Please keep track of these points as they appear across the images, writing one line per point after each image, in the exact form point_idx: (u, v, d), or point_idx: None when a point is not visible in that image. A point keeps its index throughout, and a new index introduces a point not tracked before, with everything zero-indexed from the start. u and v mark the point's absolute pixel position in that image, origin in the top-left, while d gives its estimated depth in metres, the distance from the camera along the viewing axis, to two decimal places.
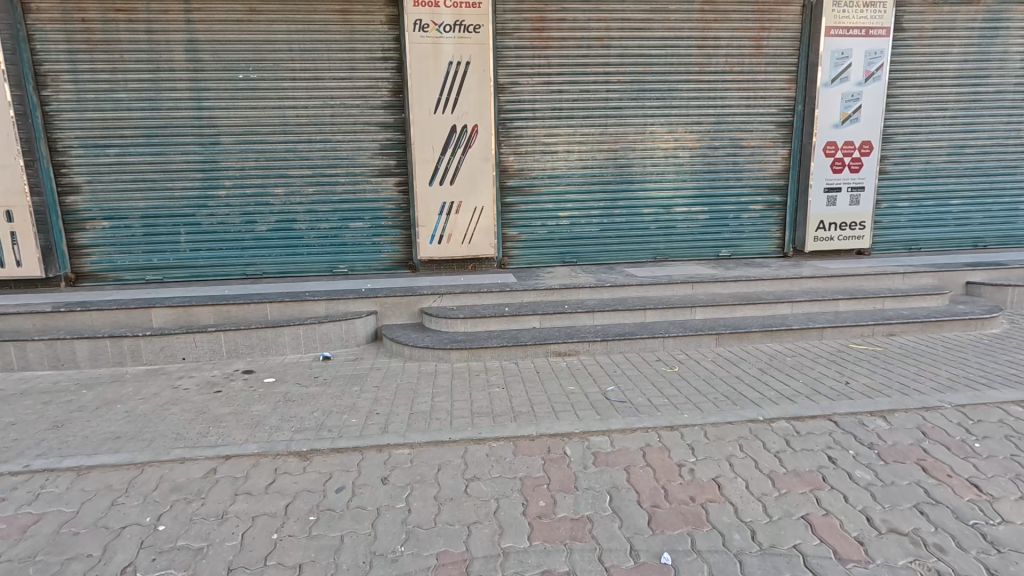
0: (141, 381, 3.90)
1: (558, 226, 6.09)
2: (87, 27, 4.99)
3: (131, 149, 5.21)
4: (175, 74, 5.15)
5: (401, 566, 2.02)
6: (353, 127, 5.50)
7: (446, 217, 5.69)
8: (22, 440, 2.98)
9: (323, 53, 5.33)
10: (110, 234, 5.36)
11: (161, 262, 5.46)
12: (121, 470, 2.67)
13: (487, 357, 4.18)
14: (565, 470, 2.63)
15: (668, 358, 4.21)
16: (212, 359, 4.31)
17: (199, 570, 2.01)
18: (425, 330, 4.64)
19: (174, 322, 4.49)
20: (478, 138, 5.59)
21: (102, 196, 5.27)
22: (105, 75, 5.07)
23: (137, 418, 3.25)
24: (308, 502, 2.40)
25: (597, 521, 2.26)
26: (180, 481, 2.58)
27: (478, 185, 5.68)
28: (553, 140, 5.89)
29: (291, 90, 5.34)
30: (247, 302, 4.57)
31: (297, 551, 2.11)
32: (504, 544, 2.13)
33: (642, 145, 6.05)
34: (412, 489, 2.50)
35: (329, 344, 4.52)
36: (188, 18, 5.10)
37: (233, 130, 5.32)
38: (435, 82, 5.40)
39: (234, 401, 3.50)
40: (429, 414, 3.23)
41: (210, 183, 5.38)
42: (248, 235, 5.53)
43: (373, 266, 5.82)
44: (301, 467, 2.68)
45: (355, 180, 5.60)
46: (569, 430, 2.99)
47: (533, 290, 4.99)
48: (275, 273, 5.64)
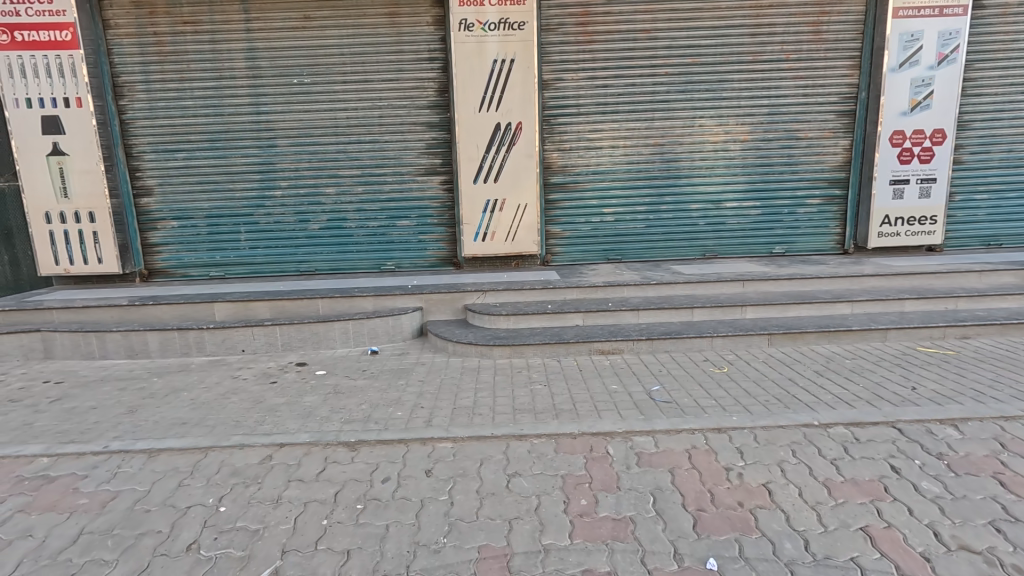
0: (205, 371, 4.15)
1: (602, 223, 6.02)
2: (158, 40, 5.34)
3: (197, 154, 5.55)
4: (235, 81, 5.44)
5: (444, 558, 2.07)
6: (400, 127, 5.63)
7: (491, 214, 5.73)
8: (102, 423, 3.25)
9: (371, 56, 5.48)
10: (178, 233, 5.73)
11: (223, 259, 5.79)
12: (187, 454, 2.86)
13: (529, 354, 4.18)
14: (607, 469, 2.61)
15: (716, 358, 4.07)
16: (268, 352, 4.54)
17: (255, 551, 2.13)
18: (469, 326, 4.70)
19: (234, 316, 4.75)
20: (522, 135, 5.60)
21: (171, 198, 5.64)
22: (174, 84, 5.42)
23: (201, 406, 3.47)
24: (356, 491, 2.49)
25: (640, 522, 2.23)
26: (239, 465, 2.73)
27: (521, 182, 5.68)
28: (597, 136, 5.82)
29: (342, 92, 5.52)
30: (301, 298, 4.77)
31: (345, 537, 2.19)
32: (545, 540, 2.14)
33: (690, 139, 5.87)
34: (455, 483, 2.54)
35: (376, 339, 4.65)
36: (248, 27, 5.37)
37: (288, 133, 5.56)
38: (480, 80, 5.44)
39: (288, 392, 3.67)
40: (472, 409, 3.27)
41: (267, 183, 5.65)
42: (302, 234, 5.77)
43: (419, 263, 5.94)
44: (349, 457, 2.78)
45: (403, 179, 5.73)
46: (612, 429, 2.95)
47: (576, 288, 4.95)
48: (326, 269, 5.87)
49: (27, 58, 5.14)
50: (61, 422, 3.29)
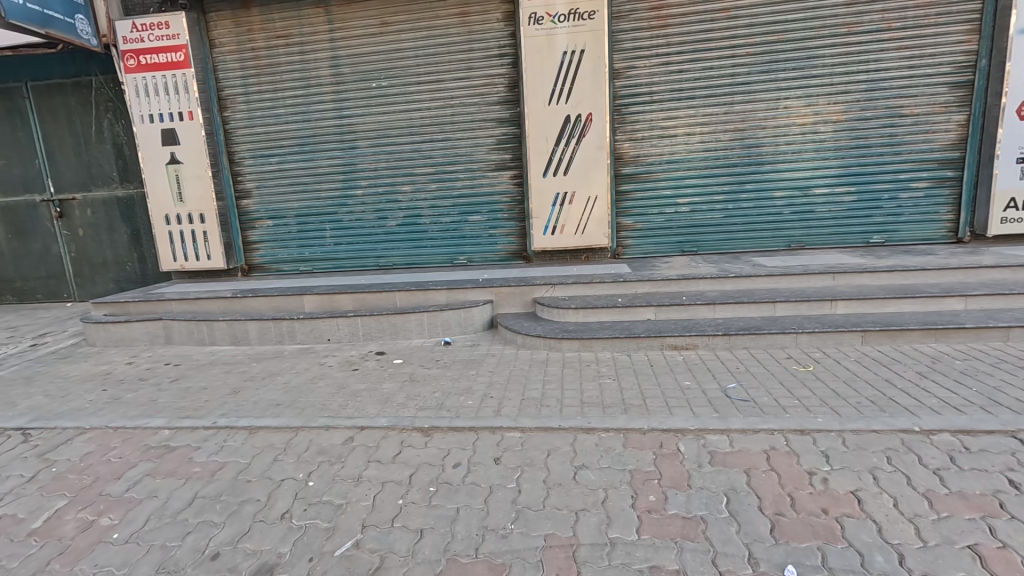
0: (296, 358, 4.52)
1: (676, 214, 5.80)
2: (256, 54, 5.84)
3: (288, 158, 6.02)
4: (321, 88, 5.83)
5: (511, 543, 2.12)
6: (471, 124, 5.76)
7: (561, 207, 5.71)
8: (211, 402, 3.65)
9: (444, 55, 5.64)
10: (272, 232, 6.26)
11: (311, 255, 6.25)
12: (282, 432, 3.14)
13: (599, 348, 4.14)
14: (677, 467, 2.53)
15: (801, 356, 3.81)
16: (351, 341, 4.85)
17: (339, 524, 2.31)
18: (538, 319, 4.73)
19: (321, 308, 5.11)
20: (592, 126, 5.52)
21: (267, 199, 6.16)
22: (269, 95, 5.91)
23: (293, 389, 3.79)
24: (428, 475, 2.61)
25: (712, 522, 2.16)
26: (325, 445, 2.96)
27: (592, 175, 5.62)
28: (671, 123, 5.61)
29: (417, 93, 5.74)
30: (379, 291, 5.04)
31: (419, 517, 2.32)
32: (611, 534, 2.13)
33: (774, 122, 5.50)
34: (523, 472, 2.59)
35: (449, 330, 4.82)
36: (333, 37, 5.72)
37: (368, 135, 5.88)
38: (549, 73, 5.44)
39: (368, 378, 3.92)
40: (540, 400, 3.31)
41: (349, 183, 6.01)
42: (381, 230, 6.09)
43: (490, 257, 6.06)
44: (423, 442, 2.92)
45: (474, 175, 5.87)
46: (683, 426, 2.86)
47: (648, 281, 4.82)
48: (403, 264, 6.15)
49: (150, 79, 5.82)
50: (178, 399, 3.74)
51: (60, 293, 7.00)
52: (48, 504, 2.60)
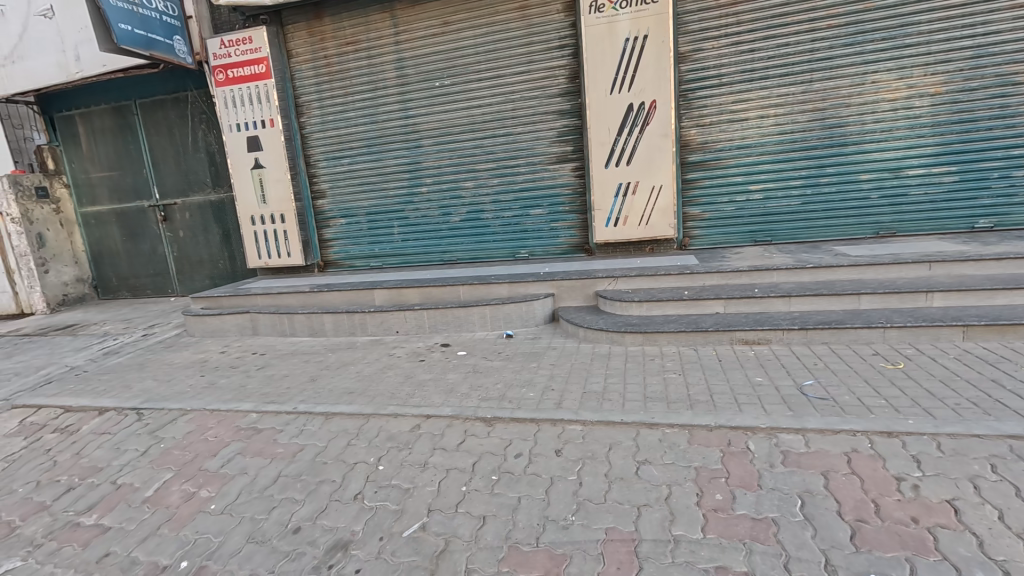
0: (367, 349, 4.76)
1: (748, 202, 5.51)
2: (328, 62, 6.16)
3: (358, 158, 6.32)
4: (388, 91, 6.06)
5: (572, 534, 2.14)
6: (532, 118, 5.76)
7: (623, 198, 5.60)
8: (292, 388, 3.93)
9: (504, 50, 5.67)
10: (345, 230, 6.60)
11: (380, 251, 6.54)
12: (354, 419, 3.33)
13: (663, 342, 4.03)
14: (746, 467, 2.43)
15: (889, 352, 3.50)
16: (417, 333, 5.04)
17: (407, 506, 2.44)
18: (600, 313, 4.67)
19: (389, 301, 5.34)
20: (657, 113, 5.35)
21: (340, 199, 6.51)
22: (340, 99, 6.22)
23: (365, 378, 4.00)
24: (491, 464, 2.67)
25: (784, 525, 2.05)
26: (393, 431, 3.11)
27: (656, 164, 5.45)
28: (742, 106, 5.31)
29: (478, 89, 5.83)
30: (444, 284, 5.19)
31: (481, 503, 2.39)
32: (675, 531, 2.09)
33: (859, 99, 5.07)
34: (584, 464, 2.59)
35: (511, 323, 4.88)
36: (397, 40, 5.93)
37: (432, 133, 6.04)
38: (611, 62, 5.33)
39: (434, 369, 4.06)
40: (601, 394, 3.28)
41: (414, 181, 6.22)
42: (445, 225, 6.25)
43: (552, 250, 6.05)
44: (486, 432, 2.99)
45: (535, 168, 5.88)
46: (754, 424, 2.73)
47: (717, 273, 4.62)
48: (466, 259, 6.29)
49: (236, 91, 6.31)
50: (264, 385, 4.06)
51: (165, 289, 7.80)
52: (157, 475, 2.94)
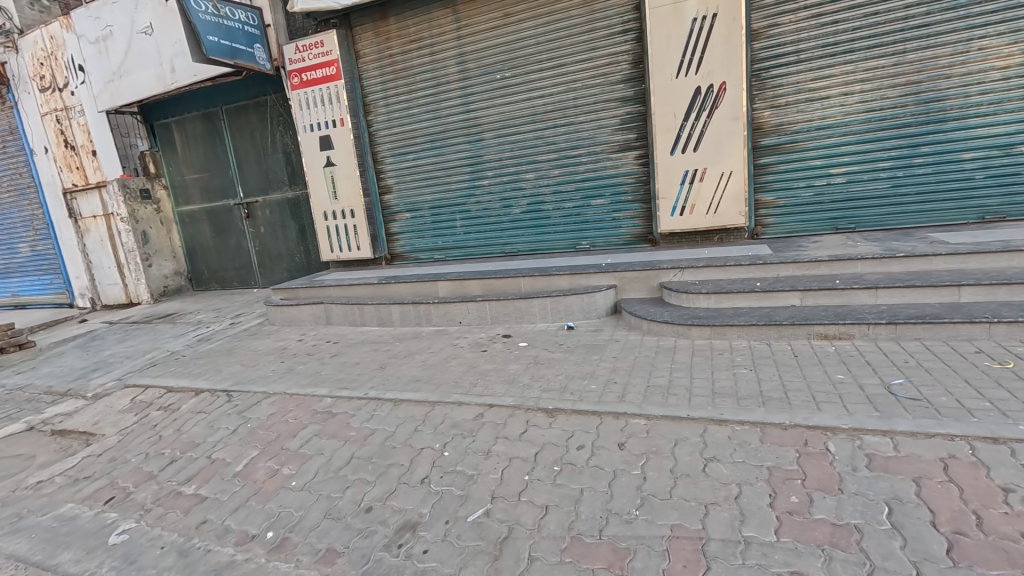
0: (431, 339, 4.91)
1: (828, 187, 5.13)
2: (393, 60, 6.36)
3: (422, 154, 6.50)
4: (450, 86, 6.17)
5: (636, 529, 2.11)
6: (594, 106, 5.66)
7: (690, 186, 5.38)
8: (363, 375, 4.13)
9: (566, 39, 5.60)
10: (410, 224, 6.81)
11: (444, 243, 6.70)
12: (420, 406, 3.45)
13: (733, 336, 3.86)
14: (825, 469, 2.29)
15: (995, 350, 3.16)
16: (480, 324, 5.13)
17: (472, 492, 2.51)
18: (664, 305, 4.53)
19: (452, 293, 5.47)
20: (726, 96, 5.09)
21: (405, 194, 6.72)
22: (405, 97, 6.41)
23: (430, 367, 4.14)
24: (552, 455, 2.69)
25: (869, 533, 1.91)
26: (458, 419, 3.19)
27: (725, 149, 5.19)
28: (823, 83, 4.94)
29: (539, 80, 5.80)
30: (505, 276, 5.23)
31: (544, 494, 2.41)
32: (745, 532, 2.01)
33: (962, 69, 4.57)
34: (648, 459, 2.54)
35: (572, 315, 4.85)
36: (458, 35, 6.01)
37: (493, 126, 6.09)
38: (677, 44, 5.12)
39: (496, 359, 4.12)
40: (666, 388, 3.19)
41: (476, 174, 6.30)
42: (506, 217, 6.30)
43: (614, 241, 5.94)
44: (548, 423, 3.00)
45: (598, 158, 5.77)
46: (834, 424, 2.56)
47: (792, 263, 4.34)
48: (527, 251, 6.30)
49: (309, 93, 6.65)
50: (338, 372, 4.30)
51: (249, 281, 8.41)
52: (245, 452, 3.20)
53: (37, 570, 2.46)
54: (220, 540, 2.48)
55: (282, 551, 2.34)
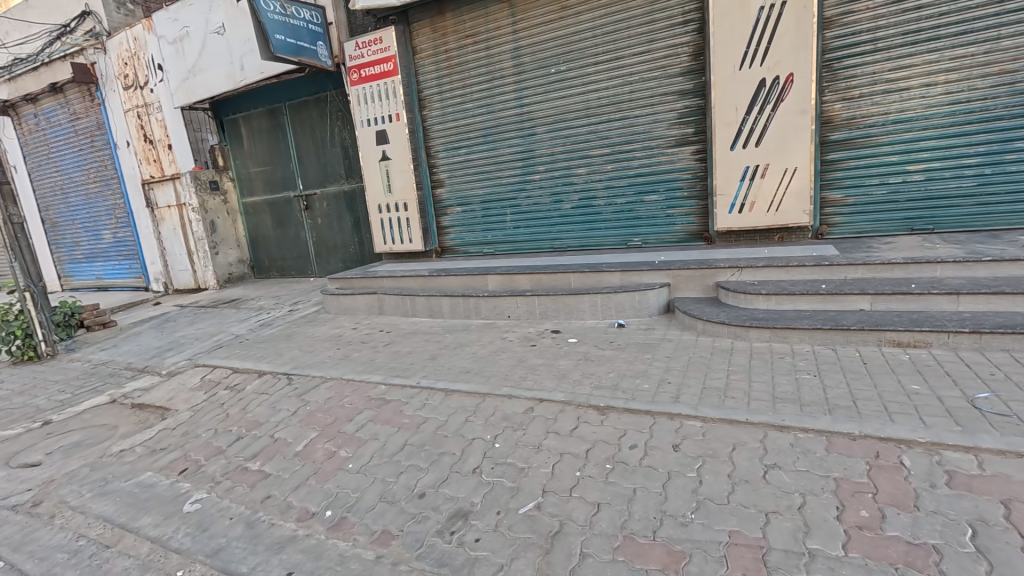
0: (480, 331, 4.97)
1: (904, 184, 4.80)
2: (448, 55, 6.44)
3: (475, 148, 6.55)
4: (504, 80, 6.18)
5: (691, 532, 2.07)
6: (651, 100, 5.53)
7: (750, 182, 5.17)
8: (414, 364, 4.23)
9: (624, 31, 5.49)
10: (460, 218, 6.90)
11: (493, 238, 6.74)
12: (471, 397, 3.49)
13: (794, 339, 3.70)
14: (899, 483, 2.16)
15: None
16: (528, 318, 5.14)
17: (522, 485, 2.52)
18: (721, 305, 4.39)
19: (502, 287, 5.50)
20: (793, 88, 4.84)
21: (457, 188, 6.81)
22: (460, 91, 6.48)
23: (480, 359, 4.19)
24: (604, 452, 2.66)
25: (949, 555, 1.79)
26: (508, 412, 3.22)
27: (791, 143, 4.94)
28: (902, 74, 4.63)
29: (594, 73, 5.72)
30: (555, 272, 5.20)
31: (595, 491, 2.40)
32: (810, 544, 1.92)
33: None
34: (704, 462, 2.47)
35: (623, 313, 4.78)
36: (514, 29, 6.02)
37: (546, 121, 6.06)
38: (742, 34, 4.92)
39: (545, 354, 4.12)
40: (723, 390, 3.10)
41: (527, 169, 6.30)
42: (556, 213, 6.27)
43: (667, 238, 5.80)
44: (599, 420, 2.98)
45: (652, 153, 5.64)
46: (909, 436, 2.41)
47: (861, 264, 4.10)
48: (577, 246, 6.25)
49: (367, 89, 6.83)
50: (391, 360, 4.42)
51: (306, 270, 8.76)
52: (305, 433, 3.35)
53: (121, 530, 2.67)
54: (283, 515, 2.61)
55: (340, 530, 2.44)
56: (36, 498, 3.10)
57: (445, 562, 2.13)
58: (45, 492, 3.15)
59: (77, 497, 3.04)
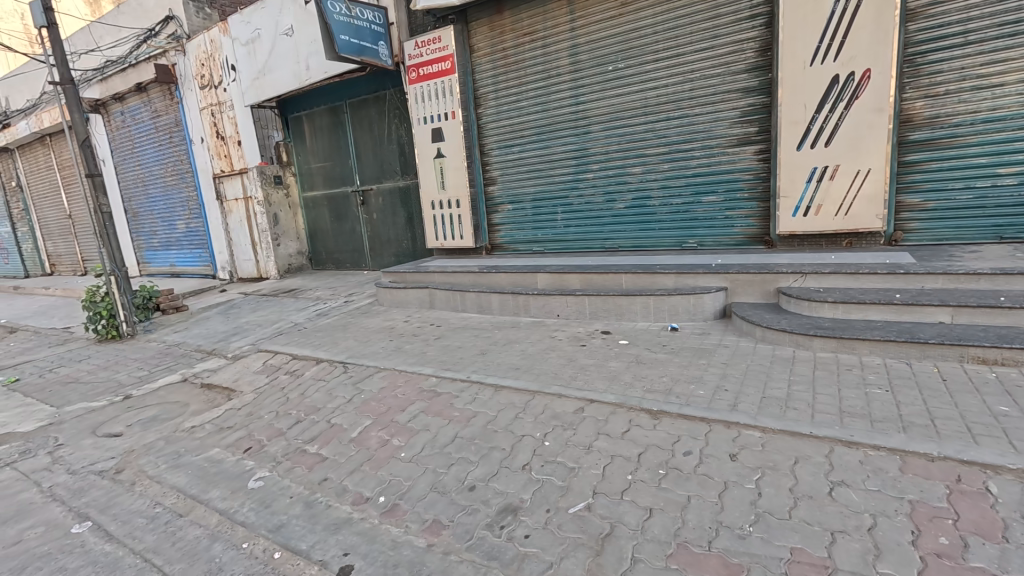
0: (530, 329, 4.98)
1: (994, 188, 4.44)
2: (505, 54, 6.47)
3: (528, 146, 6.56)
4: (560, 78, 6.16)
5: (750, 546, 1.99)
6: (712, 97, 5.36)
7: (817, 184, 4.91)
8: (465, 359, 4.29)
9: (686, 27, 5.35)
10: (511, 215, 6.93)
11: (544, 236, 6.73)
12: (521, 394, 3.51)
13: (864, 351, 3.49)
14: (984, 511, 2.00)
15: None
16: (578, 318, 5.11)
17: (573, 485, 2.51)
18: (782, 312, 4.20)
19: (551, 285, 5.49)
20: (870, 84, 4.57)
21: (509, 186, 6.85)
22: (515, 90, 6.50)
23: (529, 357, 4.20)
24: (657, 457, 2.61)
25: None
26: (558, 411, 3.21)
27: (865, 143, 4.66)
28: (995, 69, 4.27)
29: (653, 71, 5.60)
30: (606, 271, 5.13)
31: (648, 495, 2.36)
32: (880, 568, 1.82)
33: None
34: (764, 474, 2.38)
35: (676, 316, 4.66)
36: (572, 26, 5.98)
37: (601, 119, 5.99)
38: (815, 28, 4.68)
39: (596, 355, 4.08)
40: (784, 401, 2.97)
41: (581, 167, 6.25)
42: (608, 212, 6.18)
43: (724, 241, 5.61)
44: (651, 424, 2.92)
45: (712, 152, 5.47)
46: (997, 462, 2.23)
47: (941, 274, 3.83)
48: (629, 247, 6.16)
49: (425, 87, 6.96)
50: (442, 353, 4.51)
51: (360, 263, 9.06)
52: (359, 421, 3.47)
53: (193, 500, 2.86)
54: (339, 498, 2.71)
55: (393, 516, 2.51)
56: (119, 466, 3.36)
57: (495, 556, 2.15)
58: (126, 460, 3.42)
59: (155, 466, 3.28)
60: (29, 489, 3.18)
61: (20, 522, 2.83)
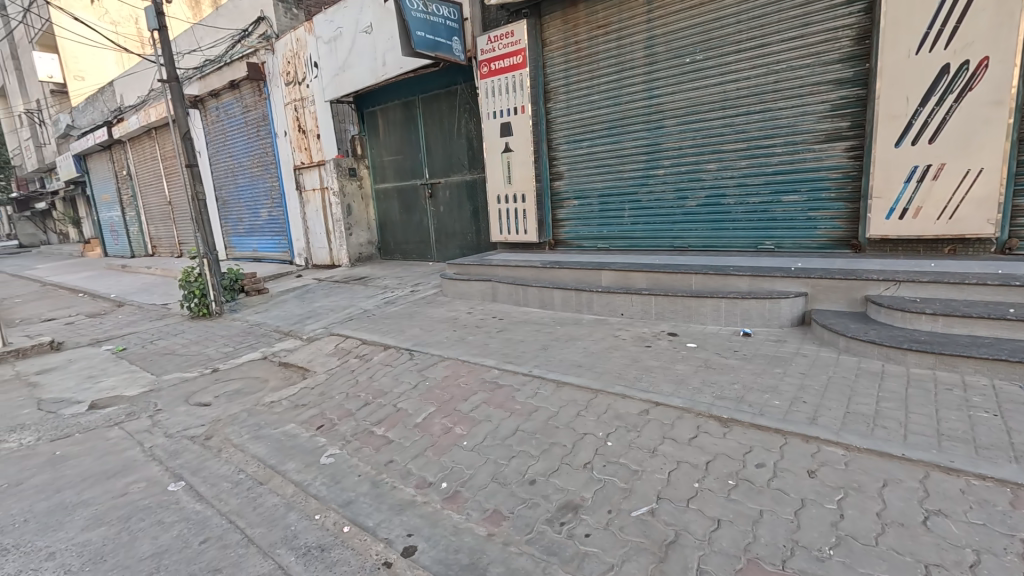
0: (592, 327, 4.92)
1: None
2: (578, 47, 6.39)
3: (598, 141, 6.45)
4: (635, 71, 6.00)
5: (830, 570, 1.86)
6: (799, 90, 5.03)
7: (917, 184, 4.48)
8: (527, 353, 4.31)
9: (774, 16, 5.05)
10: (577, 211, 6.85)
11: (609, 233, 6.61)
12: (583, 391, 3.47)
13: (967, 369, 3.17)
14: None
15: None
16: (643, 318, 4.98)
17: (636, 487, 2.46)
18: (869, 322, 3.88)
19: (615, 283, 5.37)
20: (987, 74, 4.09)
21: (576, 181, 6.78)
22: (587, 83, 6.41)
23: (592, 354, 4.14)
24: (727, 467, 2.50)
25: None
26: (622, 411, 3.15)
27: (977, 140, 4.20)
28: None
29: (735, 63, 5.34)
30: (675, 271, 4.96)
31: (716, 506, 2.26)
32: None
33: None
34: (846, 495, 2.21)
35: (749, 321, 4.44)
36: (649, 17, 5.80)
37: (676, 113, 5.79)
38: (923, 12, 4.25)
39: (662, 357, 3.96)
40: (871, 418, 2.75)
41: (652, 164, 6.08)
42: (679, 210, 5.97)
43: (805, 243, 5.28)
44: (721, 432, 2.80)
45: (796, 149, 5.14)
46: None
47: None
48: (700, 247, 5.93)
49: (496, 81, 7.02)
50: (504, 346, 4.55)
51: (425, 254, 9.32)
52: (423, 407, 3.57)
53: (271, 470, 3.06)
54: (403, 480, 2.81)
55: (454, 503, 2.56)
56: (208, 433, 3.66)
57: (554, 551, 2.14)
58: (215, 428, 3.72)
59: (239, 436, 3.55)
60: (133, 447, 3.54)
61: (127, 476, 3.15)
